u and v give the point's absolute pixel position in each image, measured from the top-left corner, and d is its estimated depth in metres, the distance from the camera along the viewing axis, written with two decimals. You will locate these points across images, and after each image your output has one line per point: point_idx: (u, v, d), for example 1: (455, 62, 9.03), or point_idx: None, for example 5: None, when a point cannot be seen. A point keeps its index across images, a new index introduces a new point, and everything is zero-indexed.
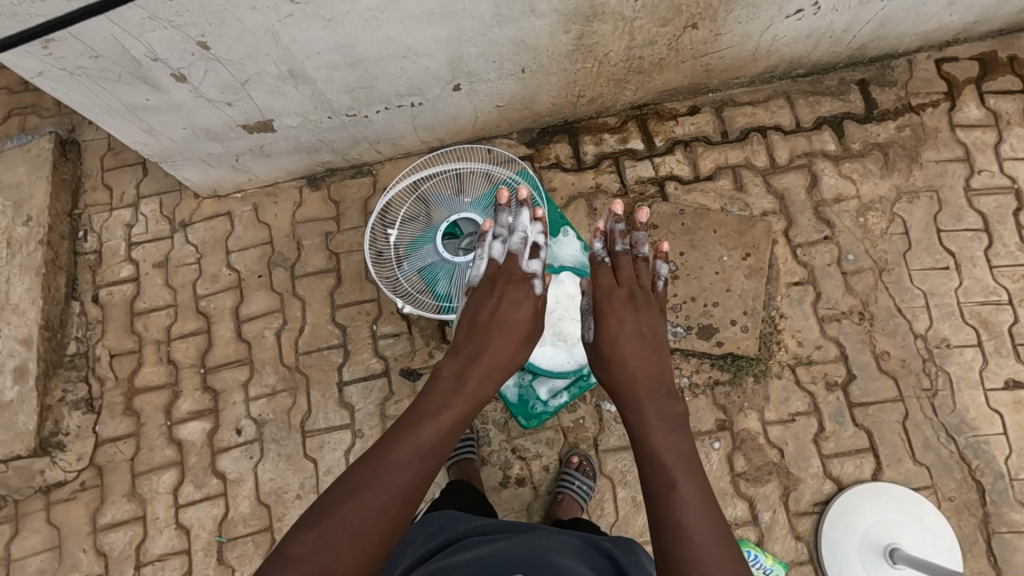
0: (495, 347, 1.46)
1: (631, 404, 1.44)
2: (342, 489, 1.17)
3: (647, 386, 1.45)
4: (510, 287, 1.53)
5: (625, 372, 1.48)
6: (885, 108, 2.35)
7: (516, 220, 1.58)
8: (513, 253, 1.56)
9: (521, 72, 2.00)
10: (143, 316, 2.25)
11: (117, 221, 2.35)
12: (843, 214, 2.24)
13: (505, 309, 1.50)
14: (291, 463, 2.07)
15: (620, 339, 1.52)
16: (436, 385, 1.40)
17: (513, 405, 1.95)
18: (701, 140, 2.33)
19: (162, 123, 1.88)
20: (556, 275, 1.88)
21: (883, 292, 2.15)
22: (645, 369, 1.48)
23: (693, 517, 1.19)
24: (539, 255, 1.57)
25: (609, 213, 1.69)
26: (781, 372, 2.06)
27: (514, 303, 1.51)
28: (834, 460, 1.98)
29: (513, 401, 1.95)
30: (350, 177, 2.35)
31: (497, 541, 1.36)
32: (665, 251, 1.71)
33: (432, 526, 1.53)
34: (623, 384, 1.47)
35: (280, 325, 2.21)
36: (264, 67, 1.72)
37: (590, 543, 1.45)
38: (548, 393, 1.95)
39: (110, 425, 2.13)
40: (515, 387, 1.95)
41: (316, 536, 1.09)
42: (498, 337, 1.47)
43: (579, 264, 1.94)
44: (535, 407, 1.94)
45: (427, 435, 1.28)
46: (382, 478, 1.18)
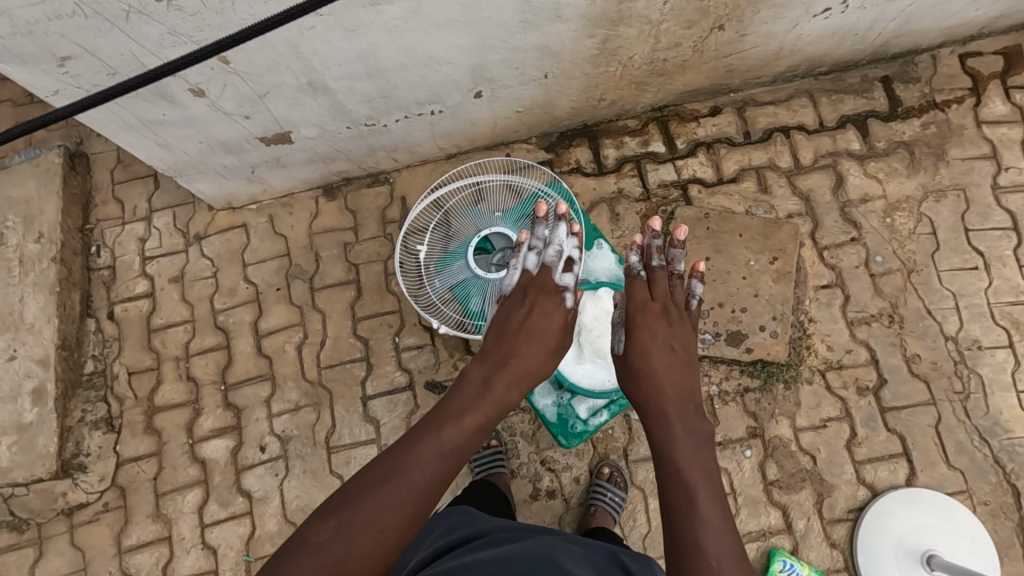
0: (524, 353, 1.42)
1: (656, 417, 1.40)
2: (360, 482, 1.16)
3: (675, 400, 1.41)
4: (542, 295, 1.49)
5: (654, 384, 1.44)
6: (910, 106, 2.31)
7: (553, 233, 1.54)
8: (546, 266, 1.52)
9: (543, 77, 1.95)
10: (160, 332, 2.21)
11: (131, 235, 2.31)
12: (870, 214, 2.21)
13: (536, 315, 1.47)
14: (317, 479, 2.04)
15: (654, 351, 1.48)
16: (462, 387, 1.37)
17: (553, 424, 1.89)
18: (723, 141, 2.29)
19: (178, 137, 1.84)
20: (592, 291, 1.84)
21: (911, 294, 2.12)
22: (673, 382, 1.44)
23: (713, 539, 1.17)
24: (572, 269, 1.54)
25: (647, 228, 1.65)
26: (812, 378, 2.04)
27: (546, 311, 1.47)
28: (867, 465, 1.96)
29: (552, 420, 1.88)
30: (367, 186, 2.30)
31: (512, 543, 1.29)
32: (701, 270, 1.67)
33: (452, 519, 1.47)
34: (651, 396, 1.43)
35: (301, 339, 2.18)
36: (284, 79, 1.67)
37: (609, 555, 1.33)
38: (588, 411, 1.89)
39: (131, 445, 2.10)
40: (554, 406, 1.89)
41: (334, 526, 1.10)
42: (528, 344, 1.43)
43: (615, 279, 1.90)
44: (575, 426, 1.88)
45: (450, 435, 1.25)
46: (403, 478, 1.16)
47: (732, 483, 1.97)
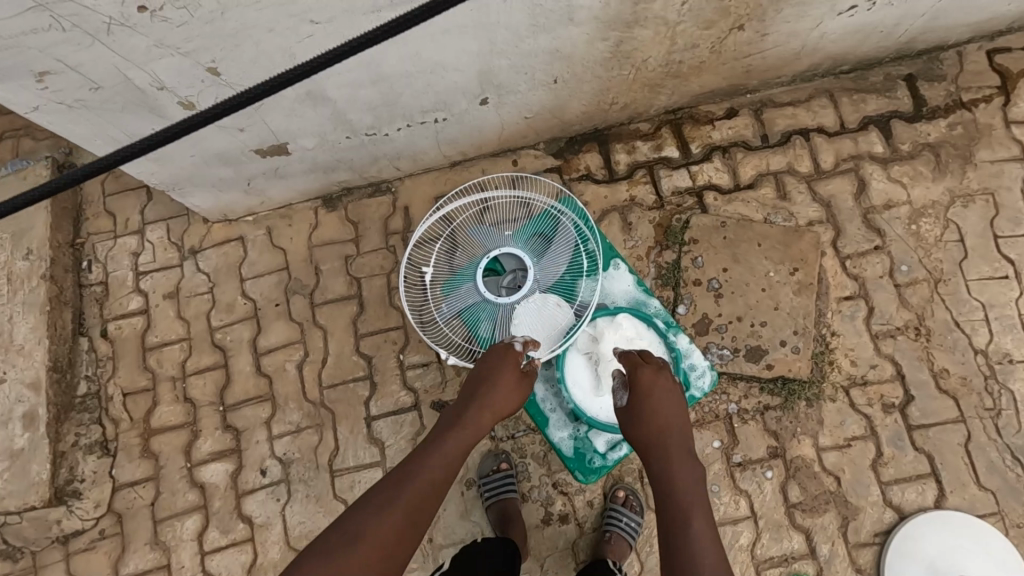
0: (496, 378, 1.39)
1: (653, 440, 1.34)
2: (342, 529, 1.12)
3: (673, 430, 1.36)
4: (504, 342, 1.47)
5: (652, 412, 1.37)
6: (936, 105, 2.20)
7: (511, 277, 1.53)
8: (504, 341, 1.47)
9: (553, 81, 1.85)
10: (155, 351, 2.13)
11: (123, 249, 2.22)
12: (894, 221, 2.10)
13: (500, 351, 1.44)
14: (320, 505, 1.96)
15: (656, 385, 1.40)
16: (435, 428, 1.36)
17: (569, 459, 1.83)
18: (739, 145, 2.19)
19: (170, 151, 1.74)
20: (613, 317, 1.76)
21: (939, 305, 2.03)
22: (673, 410, 1.39)
23: (712, 559, 1.12)
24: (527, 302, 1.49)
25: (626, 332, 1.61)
26: (835, 395, 1.96)
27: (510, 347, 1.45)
28: (894, 486, 1.88)
29: (569, 455, 1.83)
30: (368, 196, 2.21)
31: None
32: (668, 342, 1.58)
33: None
34: (650, 421, 1.36)
35: (302, 357, 2.09)
36: (281, 89, 1.57)
37: None
38: (606, 444, 1.83)
39: (128, 469, 2.03)
40: (570, 439, 1.83)
41: (322, 550, 1.08)
42: (499, 369, 1.40)
43: (634, 301, 1.83)
44: (593, 461, 1.82)
45: (434, 461, 1.25)
46: (383, 517, 1.13)
47: (753, 506, 1.89)
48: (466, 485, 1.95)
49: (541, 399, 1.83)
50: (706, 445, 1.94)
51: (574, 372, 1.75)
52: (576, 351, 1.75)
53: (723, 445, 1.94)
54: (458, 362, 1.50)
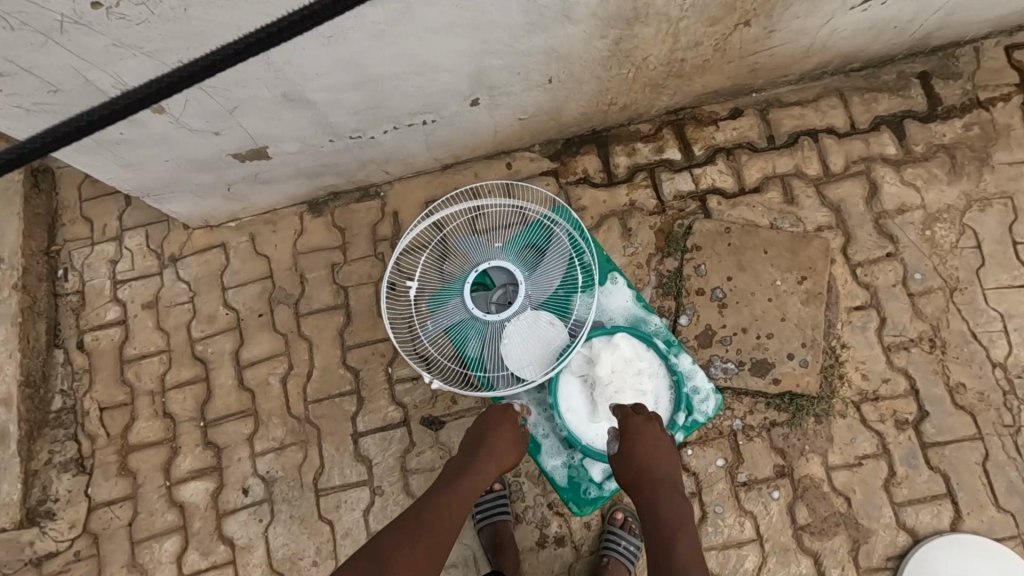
0: (493, 438, 1.47)
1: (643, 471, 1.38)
2: None
3: (661, 463, 1.39)
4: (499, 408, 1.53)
5: (640, 450, 1.39)
6: (951, 104, 2.09)
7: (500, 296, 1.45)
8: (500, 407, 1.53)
9: (548, 82, 1.74)
10: (134, 363, 2.04)
11: (101, 257, 2.13)
12: (907, 226, 2.00)
13: (496, 416, 1.51)
14: (305, 526, 1.87)
15: (642, 424, 1.42)
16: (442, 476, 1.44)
17: (563, 490, 1.63)
18: (745, 146, 2.09)
19: (142, 157, 1.64)
20: (610, 335, 1.59)
21: (954, 315, 1.93)
22: (660, 444, 1.40)
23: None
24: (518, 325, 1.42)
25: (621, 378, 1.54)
26: (845, 411, 1.86)
27: (506, 413, 1.52)
28: (907, 508, 1.79)
29: (562, 485, 1.63)
30: (356, 201, 2.11)
31: None
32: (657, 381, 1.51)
33: None
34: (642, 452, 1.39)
35: (286, 370, 2.00)
36: (255, 91, 1.47)
37: None
38: (602, 473, 1.62)
39: (104, 488, 1.94)
40: (564, 468, 1.63)
41: None
42: (497, 431, 1.48)
43: (632, 318, 1.68)
44: (588, 491, 1.61)
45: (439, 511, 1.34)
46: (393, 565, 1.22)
47: (759, 528, 1.80)
48: None
49: (532, 422, 1.63)
50: (710, 463, 1.84)
51: (568, 398, 1.58)
52: (570, 374, 1.59)
53: (727, 463, 1.84)
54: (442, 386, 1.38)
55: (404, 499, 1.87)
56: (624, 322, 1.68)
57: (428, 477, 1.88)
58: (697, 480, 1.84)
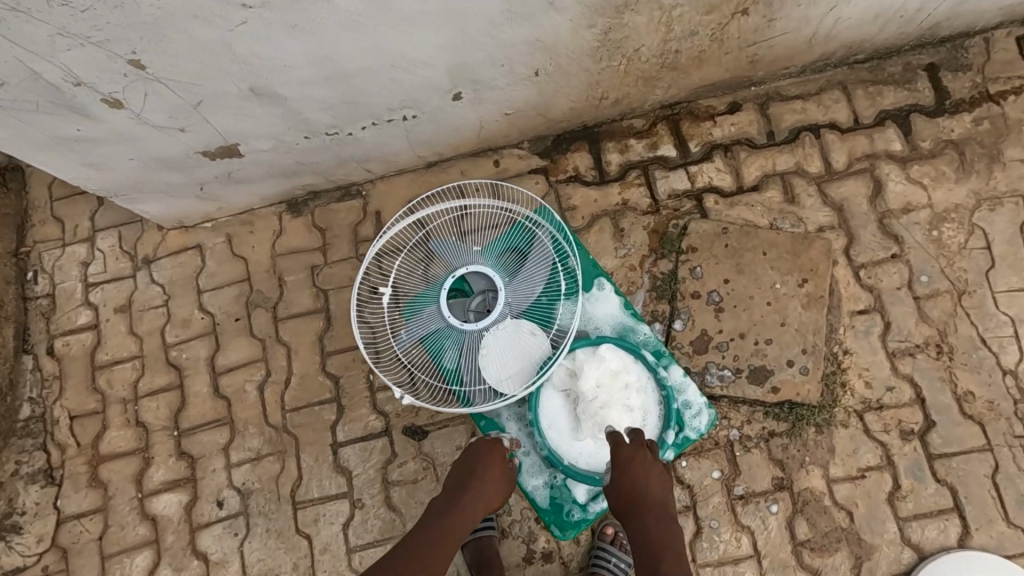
0: (482, 476, 1.39)
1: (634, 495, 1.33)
2: None
3: (653, 486, 1.34)
4: (488, 442, 1.44)
5: (632, 476, 1.32)
6: (960, 98, 1.99)
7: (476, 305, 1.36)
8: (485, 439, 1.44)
9: (535, 75, 1.65)
10: (105, 370, 1.96)
11: (72, 259, 2.05)
12: (913, 226, 1.90)
13: (485, 451, 1.42)
14: (282, 540, 1.80)
15: (633, 449, 1.35)
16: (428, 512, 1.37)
17: (544, 511, 1.54)
18: (743, 143, 1.99)
19: (105, 156, 1.55)
20: (596, 346, 1.51)
21: (962, 320, 1.83)
22: (651, 466, 1.35)
23: None
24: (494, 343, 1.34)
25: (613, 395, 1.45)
26: (847, 420, 1.77)
27: (496, 448, 1.43)
28: (912, 523, 1.70)
29: (544, 506, 1.54)
30: (337, 200, 2.02)
31: None
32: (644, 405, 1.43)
33: None
34: (636, 478, 1.32)
35: (264, 377, 1.92)
36: (220, 86, 1.39)
37: None
38: (586, 494, 1.55)
39: (74, 500, 1.86)
40: (545, 489, 1.54)
41: None
42: (485, 468, 1.40)
43: (619, 327, 1.61)
44: (571, 514, 1.53)
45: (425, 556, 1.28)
46: None
47: (757, 543, 1.71)
48: None
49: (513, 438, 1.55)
50: (705, 475, 1.76)
51: (549, 413, 1.50)
52: (552, 388, 1.50)
53: (724, 476, 1.76)
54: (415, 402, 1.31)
55: (386, 512, 1.79)
56: (610, 331, 1.61)
57: (411, 489, 1.80)
58: (692, 493, 1.75)
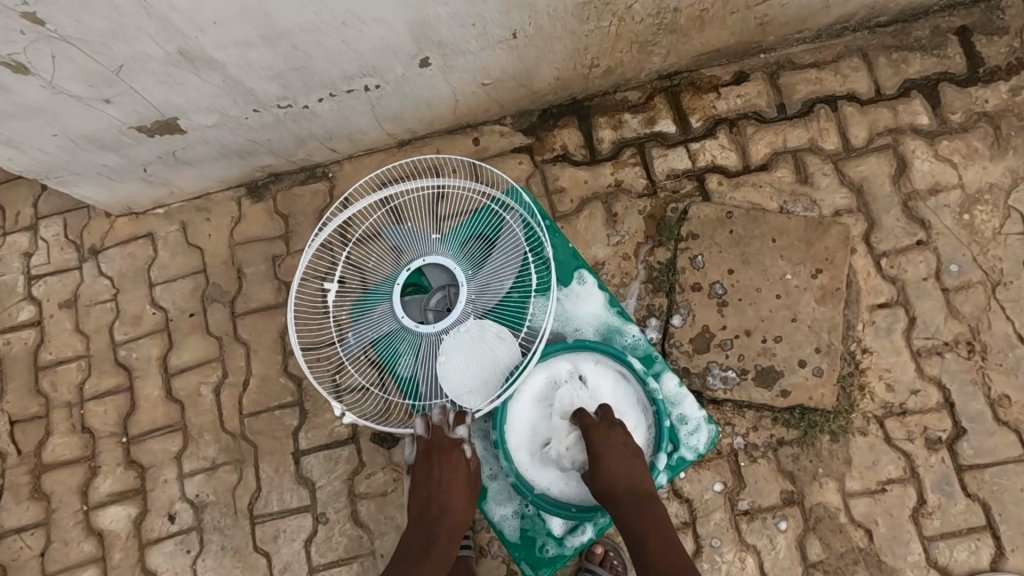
0: (447, 489, 1.20)
1: (607, 483, 1.17)
2: None
3: (629, 473, 1.18)
4: (440, 450, 1.19)
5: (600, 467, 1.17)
6: (995, 65, 1.77)
7: (434, 304, 1.19)
8: (435, 425, 1.19)
9: (513, 37, 1.45)
10: (49, 371, 1.79)
11: (14, 250, 1.88)
12: (942, 209, 1.69)
13: (442, 460, 1.20)
14: (239, 559, 1.64)
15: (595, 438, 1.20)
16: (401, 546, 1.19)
17: (514, 546, 1.36)
18: (751, 117, 1.78)
19: (24, 133, 1.37)
20: (579, 353, 1.34)
21: (997, 315, 1.63)
22: (621, 452, 1.19)
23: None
24: (453, 349, 1.16)
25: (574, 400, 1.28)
26: (866, 427, 1.58)
27: (455, 454, 1.20)
28: (939, 543, 1.52)
29: (514, 539, 1.36)
30: (300, 184, 1.83)
31: None
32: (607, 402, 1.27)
33: None
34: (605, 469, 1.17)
35: (220, 379, 1.74)
36: (143, 48, 1.20)
37: None
38: (564, 526, 1.36)
39: (15, 513, 1.71)
40: (516, 520, 1.37)
41: None
42: (446, 480, 1.20)
43: (603, 327, 1.42)
44: (546, 549, 1.35)
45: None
46: None
47: (764, 565, 1.53)
48: None
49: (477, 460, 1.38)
50: (706, 489, 1.58)
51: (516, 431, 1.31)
52: (521, 401, 1.31)
53: (727, 489, 1.57)
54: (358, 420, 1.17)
55: (352, 529, 1.62)
56: (593, 332, 1.42)
57: (380, 503, 1.63)
58: (692, 508, 1.57)
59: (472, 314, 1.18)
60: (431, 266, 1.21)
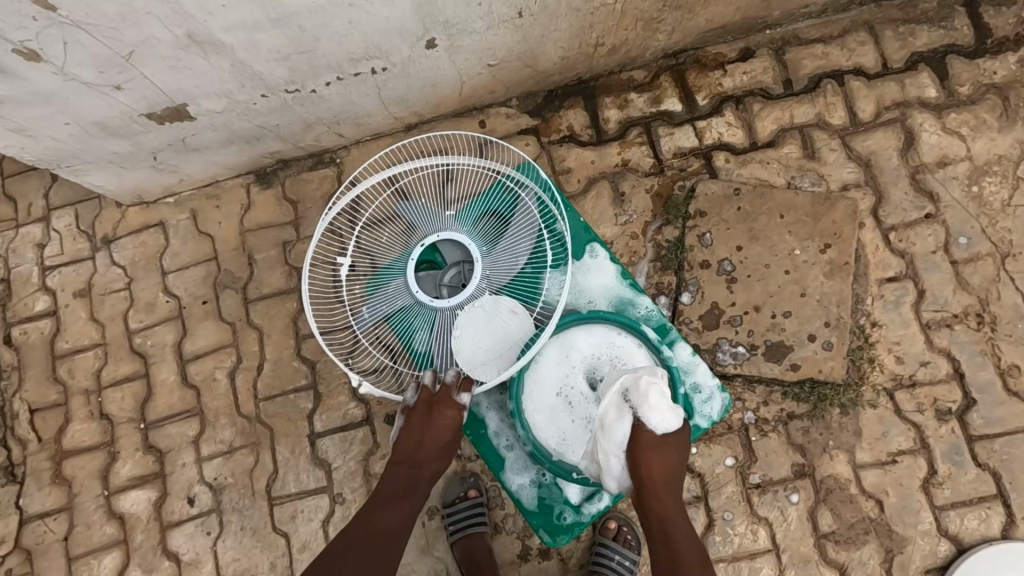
0: (435, 441, 1.21)
1: (658, 479, 1.14)
2: None
3: (671, 471, 1.17)
4: (441, 405, 1.19)
5: (650, 464, 1.14)
6: (1002, 36, 1.76)
7: (448, 278, 1.22)
8: (446, 384, 1.20)
9: (518, 16, 1.45)
10: (66, 359, 1.82)
11: (27, 241, 1.90)
12: (950, 181, 1.69)
13: (440, 415, 1.19)
14: (258, 539, 1.67)
15: (659, 436, 1.16)
16: (387, 480, 1.24)
17: (532, 513, 1.38)
18: (757, 93, 1.78)
19: (35, 120, 1.38)
20: (592, 323, 1.36)
21: (1006, 286, 1.63)
22: (670, 451, 1.17)
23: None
24: (460, 323, 1.17)
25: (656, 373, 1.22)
26: (875, 400, 1.59)
27: (454, 413, 1.19)
28: (949, 512, 1.53)
29: (531, 508, 1.39)
30: (308, 169, 1.84)
31: None
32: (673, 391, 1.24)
33: None
34: (660, 467, 1.15)
35: (234, 364, 1.76)
36: (152, 32, 1.21)
37: None
38: (580, 494, 1.38)
39: (37, 499, 1.74)
40: (533, 488, 1.39)
41: None
42: (435, 428, 1.20)
43: (615, 299, 1.44)
44: (563, 517, 1.37)
45: (381, 522, 1.19)
46: None
47: (775, 536, 1.55)
48: (429, 513, 1.62)
49: (493, 432, 1.39)
50: (717, 463, 1.59)
51: (535, 401, 1.33)
52: (539, 371, 1.33)
53: (738, 463, 1.59)
54: (374, 390, 1.17)
55: None
56: (605, 304, 1.44)
57: None
58: (703, 482, 1.59)
59: (485, 288, 1.20)
60: (445, 242, 1.22)
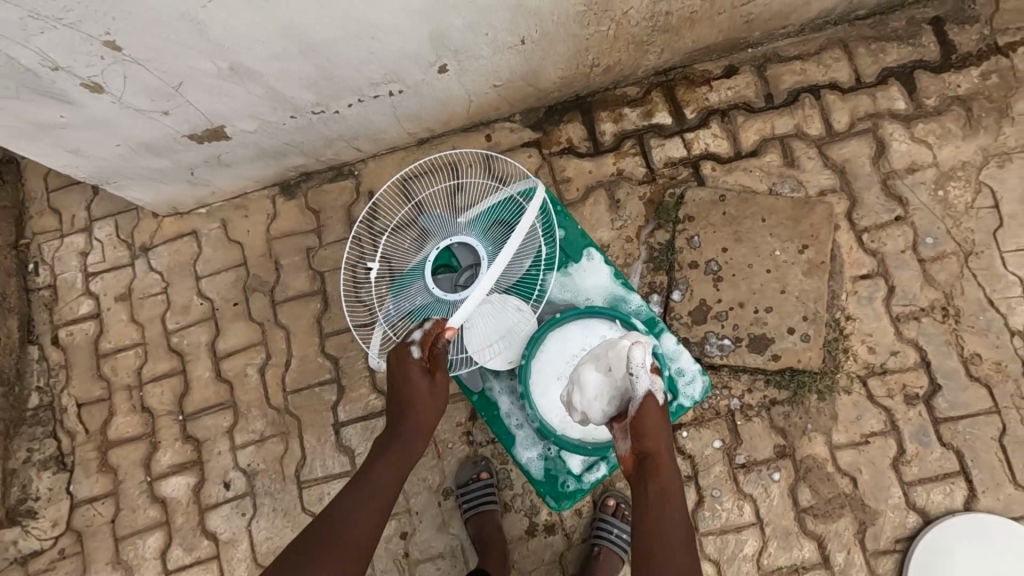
0: (414, 391, 1.28)
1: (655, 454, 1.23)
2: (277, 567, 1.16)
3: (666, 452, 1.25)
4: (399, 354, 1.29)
5: (651, 441, 1.23)
6: (966, 52, 1.91)
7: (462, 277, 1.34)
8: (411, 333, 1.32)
9: (521, 43, 1.62)
10: (109, 358, 1.98)
11: (71, 249, 2.07)
12: (918, 186, 1.85)
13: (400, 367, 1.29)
14: (288, 519, 1.83)
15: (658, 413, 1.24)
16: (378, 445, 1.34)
17: (539, 482, 1.54)
18: (740, 107, 1.94)
19: (87, 141, 1.54)
20: (589, 318, 1.52)
21: (970, 282, 1.79)
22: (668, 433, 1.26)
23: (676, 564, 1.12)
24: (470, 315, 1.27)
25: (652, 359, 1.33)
26: (850, 386, 1.75)
27: (406, 358, 1.27)
28: (917, 488, 1.69)
29: (538, 478, 1.55)
30: (329, 181, 2.01)
31: None
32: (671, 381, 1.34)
33: None
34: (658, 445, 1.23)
35: (263, 360, 1.93)
36: (200, 66, 1.37)
37: None
38: (582, 465, 1.54)
39: (86, 485, 1.91)
40: (540, 460, 1.55)
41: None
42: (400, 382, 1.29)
43: (609, 296, 1.59)
44: (566, 485, 1.53)
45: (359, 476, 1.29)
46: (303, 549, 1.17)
47: (759, 511, 1.71)
48: (444, 494, 1.78)
49: (504, 412, 1.55)
50: (706, 445, 1.75)
51: (540, 384, 1.49)
52: (543, 359, 1.50)
53: (725, 445, 1.75)
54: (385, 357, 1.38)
55: None
56: (601, 300, 1.59)
57: None
58: (694, 463, 1.75)
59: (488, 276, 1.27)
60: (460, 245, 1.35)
